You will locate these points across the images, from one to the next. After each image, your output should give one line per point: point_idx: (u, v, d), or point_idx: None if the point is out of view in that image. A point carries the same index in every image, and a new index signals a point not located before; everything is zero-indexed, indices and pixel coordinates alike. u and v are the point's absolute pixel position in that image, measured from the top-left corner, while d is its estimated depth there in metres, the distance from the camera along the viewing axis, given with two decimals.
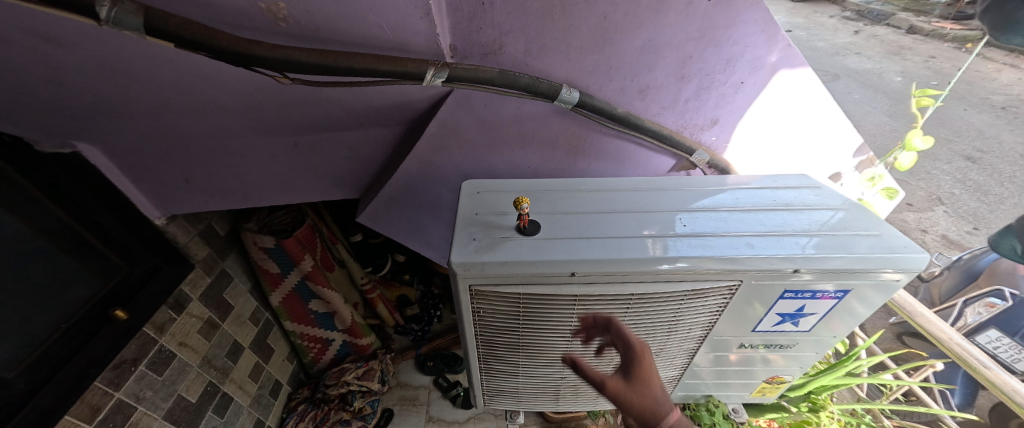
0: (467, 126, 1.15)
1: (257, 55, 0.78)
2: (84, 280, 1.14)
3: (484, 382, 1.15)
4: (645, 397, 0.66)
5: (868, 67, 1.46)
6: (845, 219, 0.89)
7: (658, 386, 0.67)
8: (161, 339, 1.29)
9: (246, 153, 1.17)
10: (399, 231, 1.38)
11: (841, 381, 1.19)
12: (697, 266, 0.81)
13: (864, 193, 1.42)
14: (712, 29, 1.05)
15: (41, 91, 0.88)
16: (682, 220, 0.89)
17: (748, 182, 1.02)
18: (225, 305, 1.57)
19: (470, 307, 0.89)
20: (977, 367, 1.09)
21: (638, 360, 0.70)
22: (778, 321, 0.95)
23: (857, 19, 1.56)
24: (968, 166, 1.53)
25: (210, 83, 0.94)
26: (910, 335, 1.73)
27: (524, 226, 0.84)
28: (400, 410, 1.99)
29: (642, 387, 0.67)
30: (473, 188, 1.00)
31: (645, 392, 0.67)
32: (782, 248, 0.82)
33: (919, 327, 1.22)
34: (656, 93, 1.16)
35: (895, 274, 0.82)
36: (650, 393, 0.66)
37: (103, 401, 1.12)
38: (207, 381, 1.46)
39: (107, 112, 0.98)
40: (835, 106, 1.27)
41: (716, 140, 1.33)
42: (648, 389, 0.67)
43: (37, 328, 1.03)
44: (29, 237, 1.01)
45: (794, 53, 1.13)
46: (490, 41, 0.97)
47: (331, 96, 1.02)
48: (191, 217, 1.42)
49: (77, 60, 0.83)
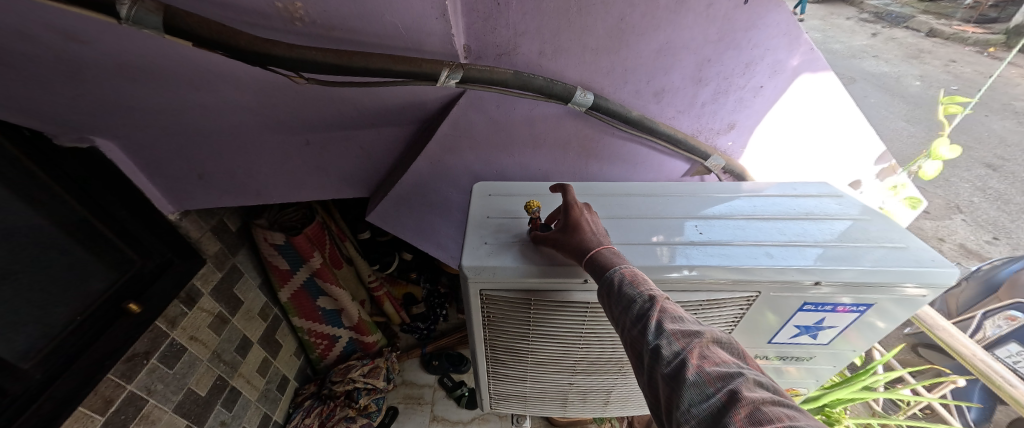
0: (479, 127, 1.14)
1: (274, 54, 0.78)
2: (100, 273, 1.16)
3: (492, 385, 1.15)
4: (576, 238, 0.73)
5: (884, 71, 1.33)
6: (867, 230, 0.86)
7: (588, 230, 0.74)
8: (173, 333, 1.31)
9: (258, 150, 1.17)
10: (408, 231, 1.38)
11: (858, 395, 1.16)
12: (707, 275, 0.79)
13: (885, 202, 1.38)
14: (732, 32, 1.03)
15: (60, 87, 0.89)
16: (697, 227, 0.87)
17: (764, 189, 1.00)
18: (235, 299, 1.58)
19: (480, 311, 0.88)
20: (1000, 384, 1.05)
21: (573, 212, 0.76)
22: (795, 333, 0.93)
23: (873, 22, 1.31)
24: (988, 174, 1.43)
25: (226, 80, 0.94)
26: (925, 347, 1.71)
27: (537, 228, 0.82)
28: (405, 409, 1.99)
29: (573, 232, 0.74)
30: (484, 190, 0.99)
31: (576, 236, 0.74)
32: (801, 259, 0.80)
33: (940, 341, 1.18)
34: (672, 96, 1.14)
35: (918, 289, 0.80)
36: (580, 235, 0.73)
37: (116, 393, 1.13)
38: (216, 375, 1.47)
39: (124, 107, 0.98)
40: (856, 111, 1.23)
41: (732, 145, 1.31)
42: (580, 234, 0.74)
43: (52, 319, 1.05)
44: (49, 231, 1.04)
45: (816, 56, 1.10)
46: (505, 41, 0.96)
47: (344, 95, 1.01)
48: (204, 212, 1.43)
49: (96, 56, 0.84)
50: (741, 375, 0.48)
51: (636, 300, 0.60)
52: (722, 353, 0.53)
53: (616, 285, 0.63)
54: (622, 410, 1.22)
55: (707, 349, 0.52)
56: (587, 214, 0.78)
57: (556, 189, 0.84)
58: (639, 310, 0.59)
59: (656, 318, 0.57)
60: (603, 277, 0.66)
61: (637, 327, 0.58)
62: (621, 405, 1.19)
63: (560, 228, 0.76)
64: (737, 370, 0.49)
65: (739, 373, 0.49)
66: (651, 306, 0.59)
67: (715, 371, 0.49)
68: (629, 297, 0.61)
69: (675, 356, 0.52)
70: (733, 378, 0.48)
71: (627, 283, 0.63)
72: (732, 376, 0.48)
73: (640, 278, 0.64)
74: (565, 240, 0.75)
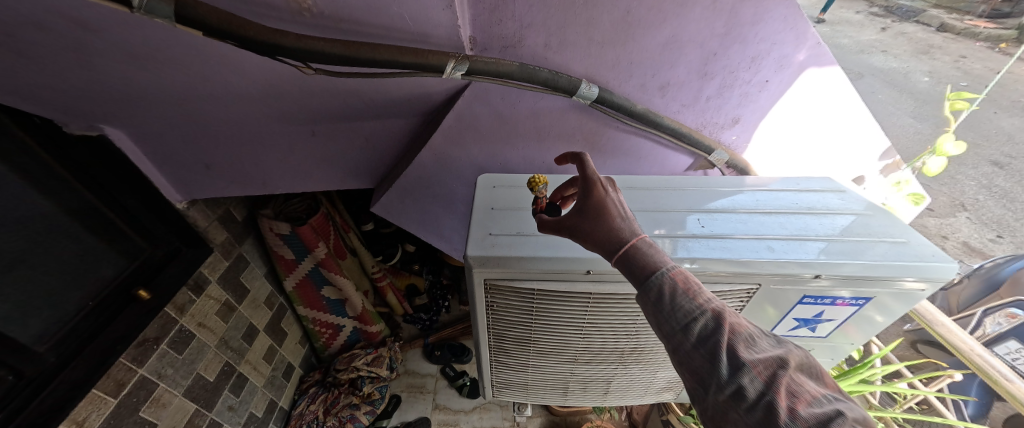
0: (483, 119, 1.15)
1: (282, 44, 0.78)
2: (111, 260, 1.18)
3: (493, 374, 1.17)
4: (602, 227, 0.66)
5: (893, 66, 1.35)
6: (869, 225, 0.87)
7: (616, 215, 0.66)
8: (182, 319, 1.33)
9: (265, 141, 1.18)
10: (413, 223, 1.39)
11: (856, 388, 1.20)
12: (707, 267, 0.80)
13: (888, 198, 1.38)
14: (739, 25, 1.02)
15: (71, 75, 0.90)
16: (700, 220, 0.88)
17: (768, 183, 1.00)
18: (242, 288, 1.61)
19: (484, 302, 0.90)
20: (998, 379, 1.06)
21: (595, 190, 0.68)
22: (794, 326, 0.94)
23: (884, 16, 1.37)
24: (996, 171, 1.45)
25: (234, 71, 0.95)
26: (924, 343, 1.73)
27: (541, 209, 0.84)
28: (408, 397, 2.02)
29: (598, 217, 0.66)
30: (489, 182, 1.00)
31: (604, 223, 0.66)
32: (804, 253, 0.80)
33: (939, 337, 1.19)
34: (676, 90, 1.15)
35: (917, 283, 0.81)
36: (608, 222, 0.66)
37: (128, 377, 1.17)
38: (224, 361, 1.51)
39: (132, 97, 0.99)
40: (863, 107, 1.23)
41: (736, 139, 1.31)
42: (608, 220, 0.66)
43: (67, 304, 1.08)
44: (61, 219, 1.06)
45: (823, 51, 1.09)
46: (511, 34, 0.97)
47: (349, 86, 1.02)
48: (210, 202, 1.44)
49: (107, 45, 0.85)
50: (837, 415, 0.47)
51: (697, 318, 0.57)
52: (810, 384, 0.52)
53: (669, 295, 0.59)
54: (621, 400, 1.24)
55: (794, 383, 0.51)
56: (611, 193, 0.69)
57: (575, 159, 0.75)
58: (703, 333, 0.56)
59: (727, 346, 0.54)
60: (647, 282, 0.60)
61: (701, 352, 0.55)
62: (621, 395, 1.21)
63: (581, 213, 0.67)
64: (830, 408, 0.49)
65: (834, 411, 0.48)
66: (717, 327, 0.56)
67: (810, 414, 0.48)
68: (687, 313, 0.57)
69: (759, 396, 0.50)
70: (831, 419, 0.47)
71: (681, 294, 0.58)
72: (831, 418, 0.47)
73: (694, 285, 0.59)
74: (588, 227, 0.67)
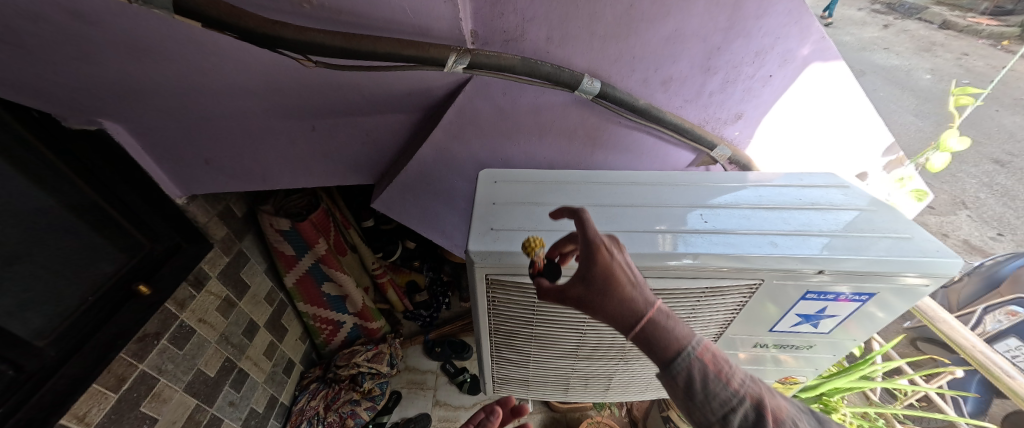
0: (484, 114, 1.14)
1: (282, 36, 0.78)
2: (111, 256, 1.18)
3: (494, 370, 1.17)
4: (612, 300, 0.60)
5: (896, 64, 1.38)
6: (873, 221, 0.87)
7: (626, 284, 0.59)
8: (182, 315, 1.33)
9: (265, 136, 1.18)
10: (414, 219, 1.39)
11: (856, 384, 1.21)
12: (709, 263, 0.79)
13: (891, 195, 1.37)
14: (743, 19, 1.02)
15: (69, 68, 0.89)
16: (703, 216, 0.88)
17: (771, 179, 1.00)
18: (242, 284, 1.60)
19: (486, 297, 0.89)
20: (1000, 375, 1.06)
21: (600, 257, 0.61)
22: (796, 322, 0.94)
23: (888, 12, 1.45)
24: (996, 169, 1.48)
25: (234, 64, 0.94)
26: (924, 340, 1.73)
27: (540, 273, 0.72)
28: (408, 394, 2.02)
29: (607, 290, 0.60)
30: (490, 177, 0.99)
31: (614, 297, 0.59)
32: (806, 248, 0.80)
33: (940, 334, 1.19)
34: (679, 85, 1.14)
35: (921, 278, 0.80)
36: (618, 294, 0.59)
37: (128, 372, 1.16)
38: (225, 357, 1.50)
39: (130, 91, 0.99)
40: (867, 102, 1.22)
41: (739, 135, 1.30)
42: (619, 291, 0.59)
43: (67, 299, 1.07)
44: (61, 214, 1.06)
45: (828, 45, 1.08)
46: (513, 27, 0.96)
47: (350, 80, 1.02)
48: (210, 197, 1.44)
49: (105, 37, 0.84)
50: None
51: (733, 404, 0.55)
52: None
53: (699, 380, 0.56)
54: (622, 396, 1.24)
55: None
56: (616, 256, 0.62)
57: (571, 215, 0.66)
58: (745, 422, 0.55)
59: None
60: (671, 363, 0.57)
61: None
62: (621, 391, 1.21)
63: (586, 284, 0.60)
64: None
65: None
66: (761, 417, 0.54)
67: None
68: (722, 399, 0.55)
69: None
70: None
71: (714, 378, 0.56)
72: None
73: (723, 365, 0.57)
74: (597, 300, 0.60)
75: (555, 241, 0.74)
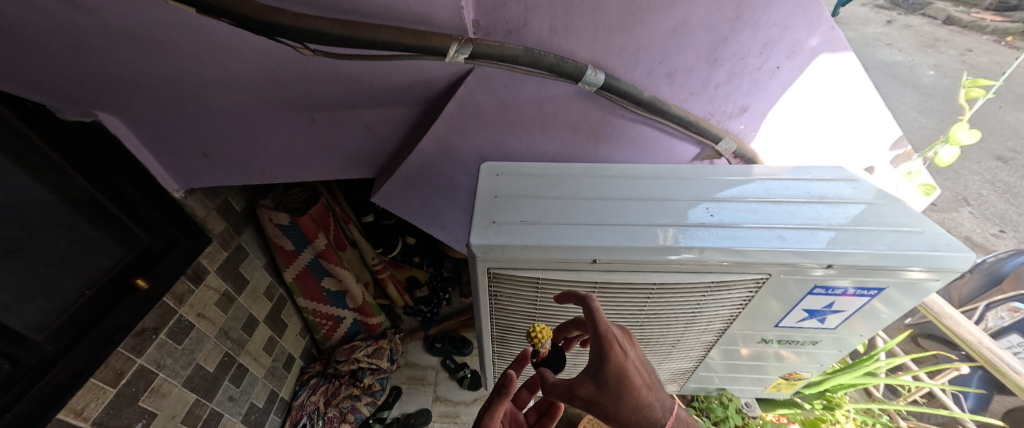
0: (486, 107, 1.12)
1: (279, 23, 0.76)
2: (108, 250, 1.16)
3: (495, 365, 1.16)
4: (627, 406, 0.59)
5: (898, 60, 1.38)
6: (882, 214, 0.85)
7: (641, 388, 0.60)
8: (180, 309, 1.32)
9: (264, 129, 1.16)
10: (415, 214, 1.38)
11: (859, 380, 1.21)
12: (714, 257, 0.78)
13: (898, 189, 1.37)
14: (751, 9, 1.00)
15: (62, 58, 0.88)
16: (709, 209, 0.86)
17: (778, 172, 0.98)
18: (242, 278, 1.59)
19: (487, 291, 0.88)
20: (1005, 371, 1.06)
21: (617, 360, 0.59)
22: (803, 318, 0.93)
23: (892, 9, 1.56)
24: (999, 166, 1.57)
25: (231, 54, 0.92)
26: (925, 337, 1.72)
27: (542, 360, 0.77)
28: (409, 389, 2.02)
29: (623, 396, 0.59)
30: (491, 171, 0.98)
31: (631, 403, 0.59)
32: (814, 242, 0.79)
33: (946, 329, 1.18)
34: (685, 77, 1.12)
35: (926, 273, 0.79)
36: (634, 400, 0.59)
37: (126, 366, 1.16)
38: (224, 352, 1.49)
39: (125, 82, 0.97)
40: (875, 95, 1.21)
41: (745, 129, 1.29)
42: (635, 397, 0.59)
43: (63, 293, 1.06)
44: (56, 207, 1.05)
45: (837, 36, 1.07)
46: (516, 17, 0.94)
47: (350, 71, 1.00)
48: (209, 191, 1.43)
49: (98, 25, 0.82)
50: None
51: None
52: None
53: None
54: None
55: None
56: (629, 355, 0.61)
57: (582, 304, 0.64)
58: None
59: None
60: None
61: None
62: None
63: (602, 389, 0.59)
64: None
65: None
66: None
67: None
68: None
69: None
70: None
71: None
72: None
73: None
74: (611, 406, 0.59)
75: (559, 328, 0.80)
